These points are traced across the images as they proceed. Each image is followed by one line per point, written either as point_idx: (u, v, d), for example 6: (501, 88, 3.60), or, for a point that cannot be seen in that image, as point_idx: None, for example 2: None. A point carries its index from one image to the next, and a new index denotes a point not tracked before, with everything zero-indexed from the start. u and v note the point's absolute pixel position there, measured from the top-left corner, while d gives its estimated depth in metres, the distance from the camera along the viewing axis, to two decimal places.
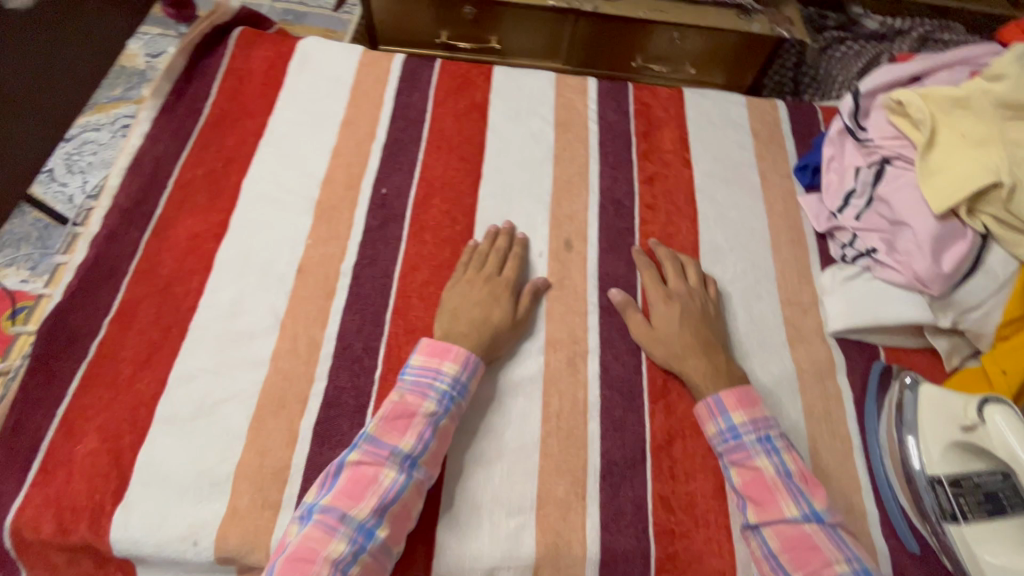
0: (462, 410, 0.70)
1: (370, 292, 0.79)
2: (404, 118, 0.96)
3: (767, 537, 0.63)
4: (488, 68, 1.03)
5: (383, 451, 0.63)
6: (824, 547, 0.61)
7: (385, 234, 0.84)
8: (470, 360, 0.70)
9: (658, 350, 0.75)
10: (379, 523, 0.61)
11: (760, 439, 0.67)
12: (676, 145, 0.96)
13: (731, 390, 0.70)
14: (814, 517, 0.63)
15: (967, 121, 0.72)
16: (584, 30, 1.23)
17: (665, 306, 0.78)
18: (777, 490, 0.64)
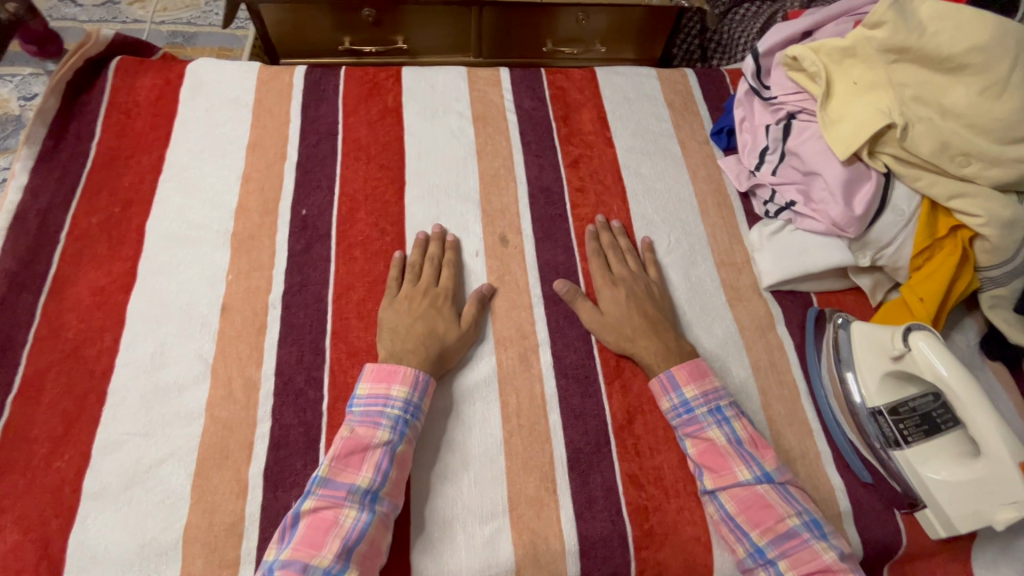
0: (419, 431, 0.68)
1: (304, 321, 0.75)
2: (315, 132, 0.91)
3: (723, 501, 0.65)
4: (397, 70, 1.00)
5: (339, 492, 0.61)
6: (775, 504, 0.64)
7: (312, 256, 0.80)
8: (420, 379, 0.69)
9: (608, 333, 0.76)
10: (345, 567, 0.58)
11: (711, 410, 0.69)
12: (595, 126, 0.97)
13: (683, 365, 0.72)
14: (766, 478, 0.65)
15: (857, 70, 0.74)
16: (489, 19, 1.20)
17: (608, 287, 0.79)
18: (730, 457, 0.67)
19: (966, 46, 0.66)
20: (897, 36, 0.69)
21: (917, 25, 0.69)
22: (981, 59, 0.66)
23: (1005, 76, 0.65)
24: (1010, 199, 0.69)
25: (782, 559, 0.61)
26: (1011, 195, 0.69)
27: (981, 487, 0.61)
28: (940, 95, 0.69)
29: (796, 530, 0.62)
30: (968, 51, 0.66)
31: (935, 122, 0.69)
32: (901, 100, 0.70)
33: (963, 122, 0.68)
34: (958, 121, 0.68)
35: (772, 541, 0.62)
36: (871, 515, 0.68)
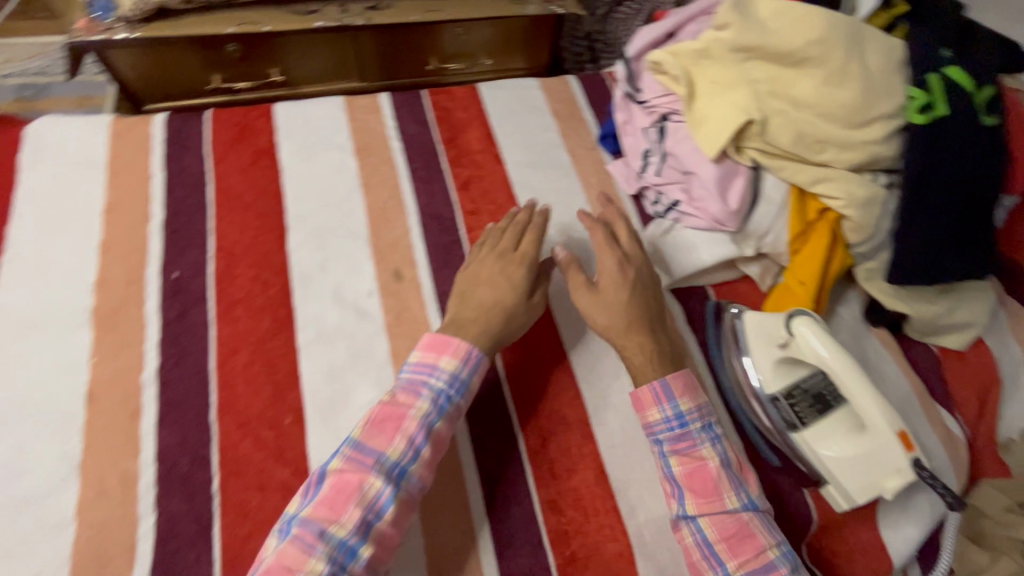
0: (461, 409, 0.67)
1: (185, 396, 0.69)
2: (181, 185, 0.85)
3: (702, 527, 0.63)
4: (267, 108, 0.95)
5: (368, 458, 0.59)
6: (757, 534, 0.62)
7: (188, 322, 0.74)
8: (472, 355, 0.67)
9: (598, 315, 0.72)
10: (362, 542, 0.56)
11: (705, 426, 0.66)
12: (483, 144, 0.95)
13: (678, 375, 0.68)
14: (750, 506, 0.63)
15: (714, 69, 0.76)
16: (366, 44, 1.16)
17: (612, 262, 0.74)
18: (720, 482, 0.63)
19: (804, 40, 0.69)
20: (745, 36, 0.72)
21: (757, 25, 0.72)
22: (819, 51, 0.69)
23: (842, 64, 0.69)
24: (865, 179, 0.72)
25: None
26: (867, 174, 0.73)
27: (867, 458, 0.65)
28: (790, 88, 0.72)
29: (776, 563, 0.60)
30: (805, 45, 0.69)
31: (789, 114, 0.72)
32: (755, 95, 0.73)
33: (814, 111, 0.71)
34: (809, 110, 0.71)
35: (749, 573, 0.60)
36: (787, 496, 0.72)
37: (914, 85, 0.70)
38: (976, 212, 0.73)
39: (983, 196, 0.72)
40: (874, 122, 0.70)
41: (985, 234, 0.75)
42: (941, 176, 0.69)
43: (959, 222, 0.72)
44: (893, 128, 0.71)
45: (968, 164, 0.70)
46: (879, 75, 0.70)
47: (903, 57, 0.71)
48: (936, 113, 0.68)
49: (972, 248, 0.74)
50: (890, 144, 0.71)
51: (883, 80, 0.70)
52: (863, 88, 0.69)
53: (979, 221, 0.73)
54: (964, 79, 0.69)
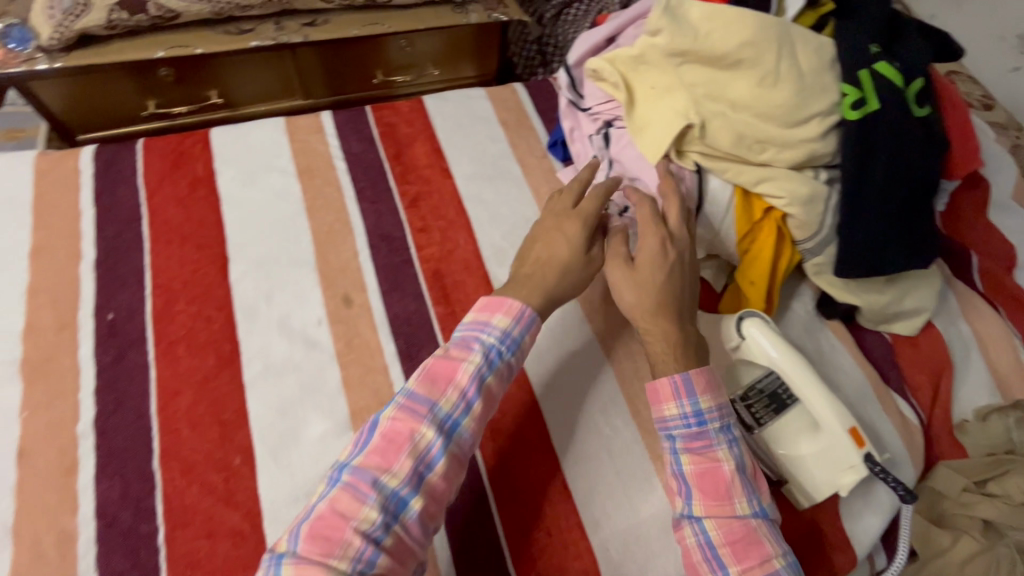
0: (512, 369, 0.64)
1: (125, 444, 0.66)
2: (114, 221, 0.81)
3: (706, 528, 0.61)
4: (204, 133, 0.91)
5: (420, 408, 0.57)
6: (765, 542, 0.60)
7: (126, 366, 0.71)
8: (525, 313, 0.65)
9: (625, 295, 0.69)
10: (413, 493, 0.55)
11: (723, 427, 0.64)
12: (431, 158, 0.93)
13: (699, 371, 0.66)
14: (761, 514, 0.61)
15: (652, 75, 0.76)
16: (308, 60, 1.13)
17: (654, 240, 0.69)
18: (734, 486, 0.61)
19: (736, 42, 0.69)
20: (676, 41, 0.71)
21: (690, 28, 0.71)
22: (751, 53, 0.69)
23: (774, 65, 0.69)
24: (807, 176, 0.73)
25: None
26: (809, 172, 0.73)
27: (821, 455, 0.67)
28: (726, 90, 0.72)
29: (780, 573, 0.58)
30: (738, 47, 0.69)
31: (728, 116, 0.71)
32: (694, 100, 0.73)
33: (752, 112, 0.71)
34: (748, 112, 0.71)
35: None
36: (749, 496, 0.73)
37: (847, 83, 0.70)
38: (916, 201, 0.73)
39: (920, 186, 0.73)
40: (810, 121, 0.70)
41: (927, 223, 0.75)
42: (879, 169, 0.70)
43: (901, 212, 0.72)
44: (829, 125, 0.71)
45: (902, 156, 0.71)
46: (812, 74, 0.70)
47: (833, 55, 0.72)
48: (869, 109, 0.69)
49: (917, 237, 0.74)
50: (827, 141, 0.71)
51: (816, 79, 0.70)
52: (797, 88, 0.69)
53: (919, 210, 0.74)
54: (891, 74, 0.70)
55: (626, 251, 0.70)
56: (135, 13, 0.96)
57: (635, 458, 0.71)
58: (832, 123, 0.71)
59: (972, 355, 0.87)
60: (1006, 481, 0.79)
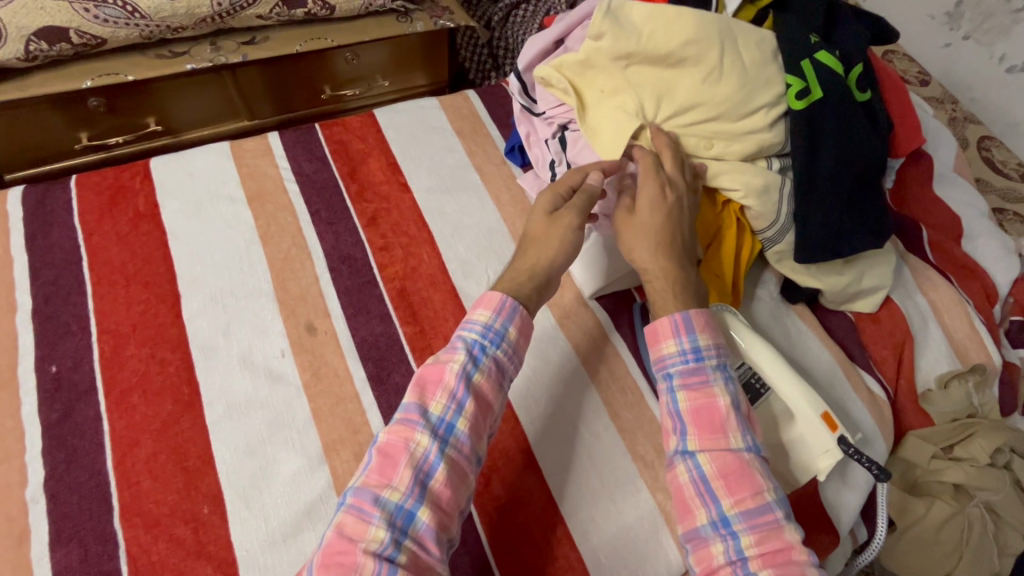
0: (503, 364, 0.62)
1: (81, 505, 0.62)
2: (51, 266, 0.77)
3: (701, 462, 0.58)
4: (143, 165, 0.87)
5: (413, 416, 0.56)
6: (755, 475, 0.57)
7: (76, 420, 0.67)
8: (505, 303, 0.62)
9: (626, 242, 0.69)
10: (419, 504, 0.52)
11: (720, 365, 0.62)
12: (387, 173, 0.91)
13: (698, 311, 0.64)
14: (754, 449, 0.59)
15: (600, 78, 0.76)
16: (250, 79, 1.10)
17: (653, 185, 0.68)
18: (727, 419, 0.59)
19: (680, 40, 0.69)
20: (621, 42, 0.72)
21: (634, 29, 0.72)
22: (696, 50, 0.69)
23: (720, 61, 0.70)
24: (760, 168, 0.73)
25: (749, 532, 0.54)
26: (761, 162, 0.74)
27: (795, 441, 0.69)
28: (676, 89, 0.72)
29: (771, 506, 0.55)
30: (682, 45, 0.70)
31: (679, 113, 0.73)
32: (643, 101, 0.73)
33: (701, 110, 0.72)
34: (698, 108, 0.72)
35: (742, 512, 0.55)
36: None
37: (791, 74, 0.71)
38: (864, 186, 0.75)
39: (868, 170, 0.74)
40: (760, 113, 0.71)
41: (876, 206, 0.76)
42: (825, 155, 0.71)
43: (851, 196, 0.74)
44: (778, 116, 0.72)
45: (847, 141, 0.72)
46: (758, 68, 0.71)
47: (776, 48, 0.73)
48: (813, 99, 0.71)
49: (870, 218, 0.75)
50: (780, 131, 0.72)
51: (760, 72, 0.71)
52: (743, 82, 0.70)
53: (868, 193, 0.76)
54: (833, 64, 0.72)
55: (629, 203, 0.71)
56: (55, 42, 0.90)
57: (617, 461, 0.71)
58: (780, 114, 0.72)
59: (930, 325, 0.89)
60: (972, 443, 0.83)
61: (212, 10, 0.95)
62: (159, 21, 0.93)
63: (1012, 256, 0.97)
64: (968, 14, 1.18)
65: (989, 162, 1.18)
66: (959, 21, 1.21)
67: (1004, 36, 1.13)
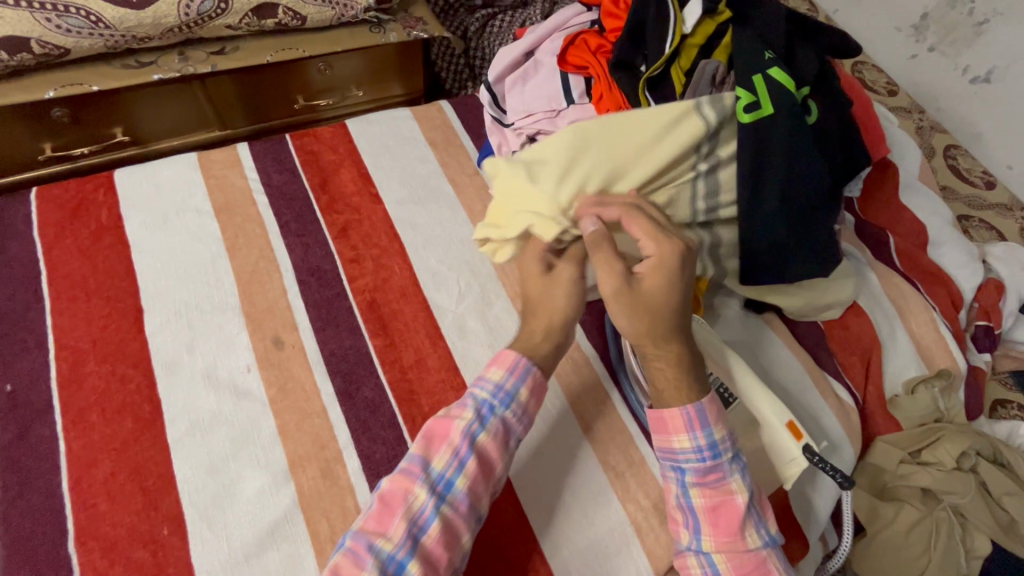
0: (512, 424, 0.63)
1: (34, 530, 0.60)
2: (9, 281, 0.75)
3: (716, 561, 0.60)
4: (106, 177, 0.85)
5: (415, 468, 0.57)
6: (773, 572, 0.59)
7: (30, 442, 0.65)
8: (519, 363, 0.64)
9: (622, 321, 0.61)
10: (410, 557, 0.53)
11: (734, 457, 0.61)
12: (358, 184, 0.90)
13: (711, 399, 0.62)
14: (771, 544, 0.61)
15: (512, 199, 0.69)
16: (220, 89, 1.09)
17: (665, 255, 0.60)
18: (745, 522, 0.60)
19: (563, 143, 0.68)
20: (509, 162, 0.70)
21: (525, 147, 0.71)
22: (576, 146, 0.68)
23: (610, 144, 0.68)
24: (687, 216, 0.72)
25: None
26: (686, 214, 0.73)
27: (763, 450, 0.69)
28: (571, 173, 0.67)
29: None
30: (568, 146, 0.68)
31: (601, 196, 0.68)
32: (559, 196, 0.67)
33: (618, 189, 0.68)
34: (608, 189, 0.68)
35: None
36: None
37: (741, 86, 0.69)
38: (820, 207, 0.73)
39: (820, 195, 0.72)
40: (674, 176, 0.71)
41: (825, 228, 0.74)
42: (770, 180, 0.70)
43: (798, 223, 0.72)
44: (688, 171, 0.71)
45: (794, 165, 0.70)
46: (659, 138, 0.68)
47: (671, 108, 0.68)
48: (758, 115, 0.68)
49: (817, 246, 0.74)
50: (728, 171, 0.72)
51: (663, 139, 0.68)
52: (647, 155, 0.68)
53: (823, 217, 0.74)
54: (784, 80, 0.69)
55: (622, 269, 0.60)
56: (16, 53, 0.88)
57: (588, 473, 0.71)
58: (696, 171, 0.71)
59: (899, 330, 0.89)
60: (938, 448, 0.86)
61: (180, 20, 0.94)
62: (125, 31, 0.92)
63: (975, 262, 1.01)
64: (933, 25, 1.22)
65: (954, 170, 1.21)
66: (924, 33, 1.24)
67: (967, 47, 1.18)
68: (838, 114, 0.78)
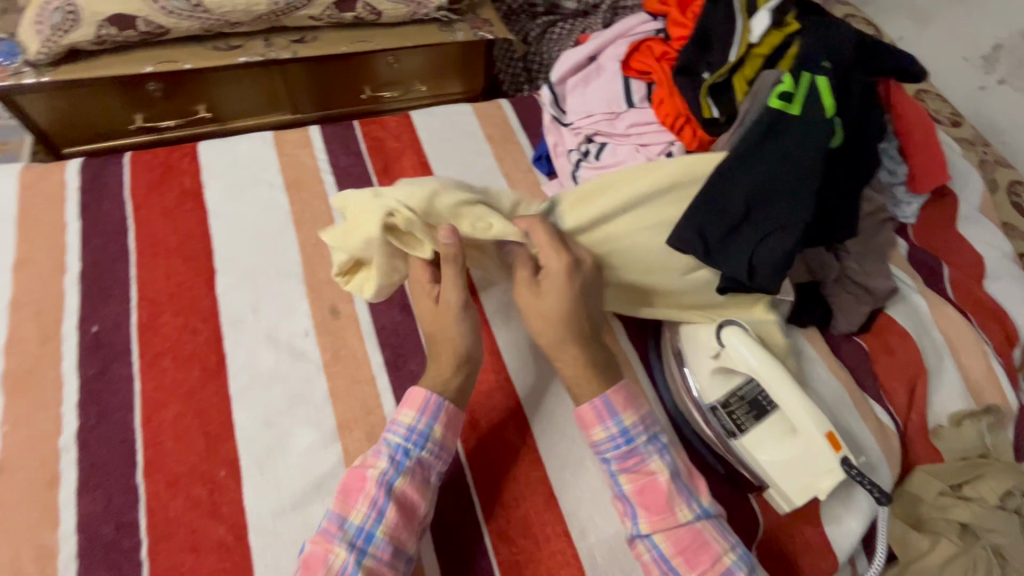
0: (429, 462, 0.64)
1: (108, 458, 0.65)
2: (101, 233, 0.82)
3: (657, 542, 0.63)
4: (191, 147, 0.92)
5: (333, 526, 0.59)
6: (711, 541, 0.62)
7: (109, 379, 0.71)
8: (428, 402, 0.65)
9: (534, 324, 0.68)
10: None
11: (651, 438, 0.66)
12: (418, 172, 0.95)
13: (617, 390, 0.67)
14: (704, 514, 0.63)
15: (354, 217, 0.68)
16: (295, 76, 1.15)
17: (559, 273, 0.66)
18: (672, 497, 0.63)
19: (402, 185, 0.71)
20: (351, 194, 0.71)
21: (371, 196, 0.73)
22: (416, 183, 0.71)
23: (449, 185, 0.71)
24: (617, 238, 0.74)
25: None
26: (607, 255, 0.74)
27: (798, 461, 0.69)
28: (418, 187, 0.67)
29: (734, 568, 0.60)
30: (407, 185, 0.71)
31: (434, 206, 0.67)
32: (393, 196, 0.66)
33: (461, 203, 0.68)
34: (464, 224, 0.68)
35: None
36: (728, 502, 0.74)
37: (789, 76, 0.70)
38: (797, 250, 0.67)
39: (800, 225, 0.65)
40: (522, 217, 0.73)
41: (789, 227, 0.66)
42: (750, 175, 0.67)
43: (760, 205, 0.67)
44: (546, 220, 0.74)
45: (779, 149, 0.67)
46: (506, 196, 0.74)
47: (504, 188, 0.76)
48: (784, 106, 0.67)
49: (766, 240, 0.66)
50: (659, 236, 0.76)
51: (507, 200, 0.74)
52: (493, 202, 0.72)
53: (793, 255, 0.66)
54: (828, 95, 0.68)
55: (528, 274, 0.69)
56: (124, 29, 0.97)
57: None
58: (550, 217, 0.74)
59: (947, 361, 0.88)
60: (980, 484, 0.79)
61: (269, 8, 1.01)
62: (219, 16, 1.00)
63: None
64: None
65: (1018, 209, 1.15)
66: None
67: None
68: (856, 155, 0.78)
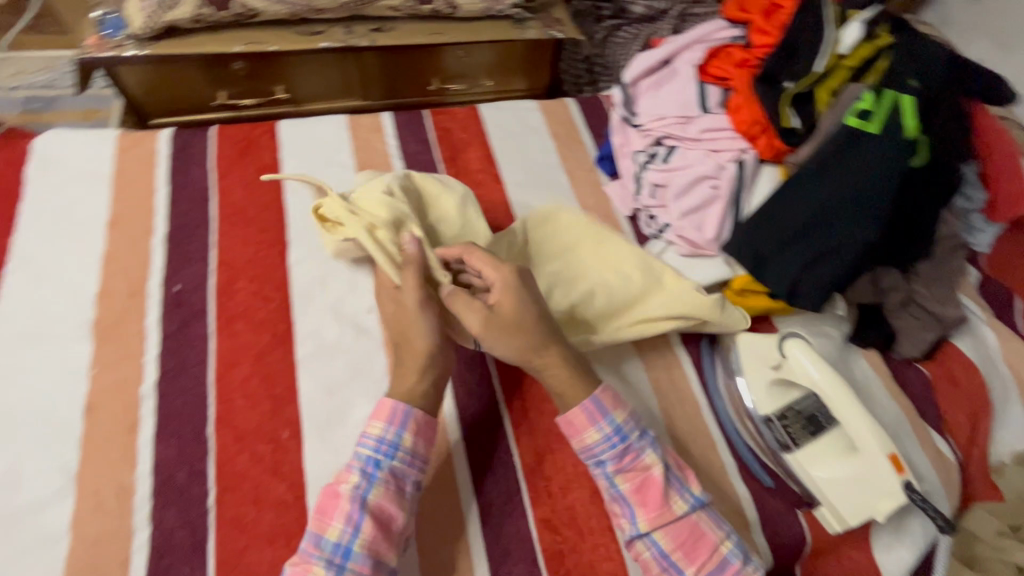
0: (403, 472, 0.62)
1: (183, 409, 0.70)
2: (186, 199, 0.87)
3: (656, 539, 0.62)
4: (271, 124, 0.97)
5: (310, 545, 0.57)
6: (707, 531, 0.62)
7: (187, 335, 0.75)
8: (397, 411, 0.63)
9: (502, 343, 0.66)
10: None
11: (641, 432, 0.65)
12: (483, 163, 0.97)
13: (604, 390, 0.66)
14: (696, 503, 0.63)
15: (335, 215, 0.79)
16: (369, 63, 1.19)
17: (506, 279, 0.67)
18: (664, 490, 0.62)
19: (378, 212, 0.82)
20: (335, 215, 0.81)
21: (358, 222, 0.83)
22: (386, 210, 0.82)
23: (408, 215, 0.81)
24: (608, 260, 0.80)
25: None
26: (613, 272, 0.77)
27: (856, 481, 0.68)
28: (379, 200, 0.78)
29: (729, 556, 0.61)
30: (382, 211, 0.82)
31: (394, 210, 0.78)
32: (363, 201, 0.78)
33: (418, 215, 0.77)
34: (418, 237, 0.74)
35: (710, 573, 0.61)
36: (776, 517, 0.71)
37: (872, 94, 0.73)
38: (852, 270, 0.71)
39: (856, 243, 0.69)
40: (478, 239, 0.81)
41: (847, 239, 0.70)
42: (820, 191, 0.72)
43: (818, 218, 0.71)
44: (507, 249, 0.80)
45: (842, 165, 0.71)
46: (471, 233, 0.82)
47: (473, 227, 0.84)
48: (861, 125, 0.72)
49: (820, 250, 0.71)
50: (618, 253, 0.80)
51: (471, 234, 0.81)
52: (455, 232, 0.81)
53: (846, 272, 0.70)
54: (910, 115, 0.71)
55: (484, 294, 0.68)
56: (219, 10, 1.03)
57: None
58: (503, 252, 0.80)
59: (1014, 397, 0.85)
60: None
61: None
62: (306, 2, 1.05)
63: None
64: None
65: None
66: None
67: None
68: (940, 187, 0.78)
